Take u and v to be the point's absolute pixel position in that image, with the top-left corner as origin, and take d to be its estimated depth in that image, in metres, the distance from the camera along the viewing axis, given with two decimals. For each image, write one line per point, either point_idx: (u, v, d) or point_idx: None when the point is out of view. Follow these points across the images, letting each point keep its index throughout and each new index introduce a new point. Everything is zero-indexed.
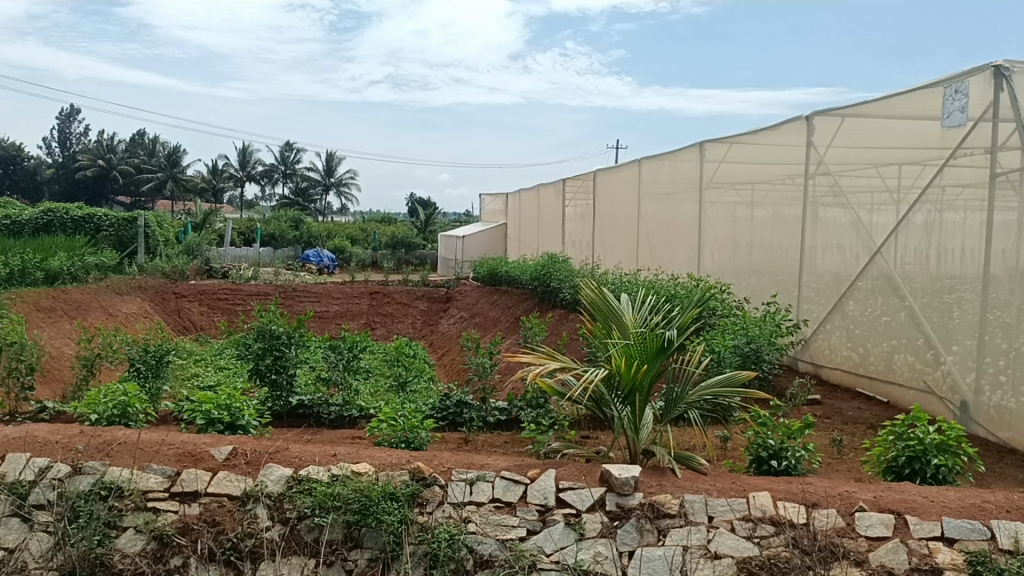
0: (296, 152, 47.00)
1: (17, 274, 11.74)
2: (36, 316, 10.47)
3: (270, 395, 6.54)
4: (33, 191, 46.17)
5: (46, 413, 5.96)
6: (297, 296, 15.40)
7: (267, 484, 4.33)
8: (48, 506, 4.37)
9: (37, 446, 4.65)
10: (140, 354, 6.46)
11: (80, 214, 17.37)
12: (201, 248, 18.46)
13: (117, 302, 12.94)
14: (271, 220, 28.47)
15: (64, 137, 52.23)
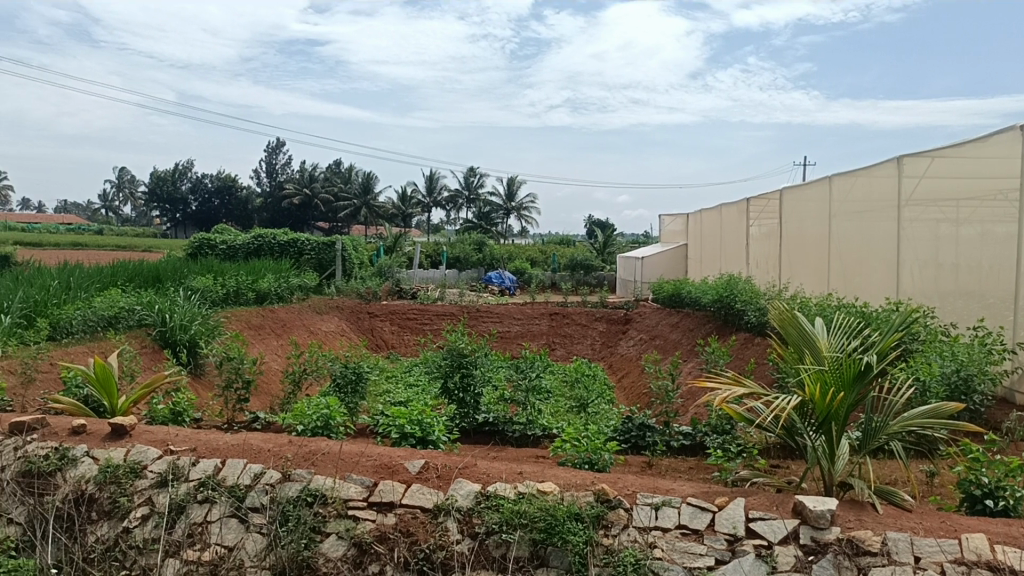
0: (479, 177, 48.56)
1: (232, 295, 12.86)
2: (247, 333, 11.41)
3: (458, 412, 6.75)
4: (245, 218, 50.37)
5: (258, 423, 6.45)
6: (481, 316, 15.88)
7: (457, 499, 4.49)
8: (262, 509, 4.70)
9: (253, 453, 5.08)
10: (341, 369, 6.88)
11: (286, 239, 18.83)
12: (392, 270, 19.45)
13: (317, 321, 13.87)
14: (457, 244, 29.59)
15: (272, 168, 56.74)
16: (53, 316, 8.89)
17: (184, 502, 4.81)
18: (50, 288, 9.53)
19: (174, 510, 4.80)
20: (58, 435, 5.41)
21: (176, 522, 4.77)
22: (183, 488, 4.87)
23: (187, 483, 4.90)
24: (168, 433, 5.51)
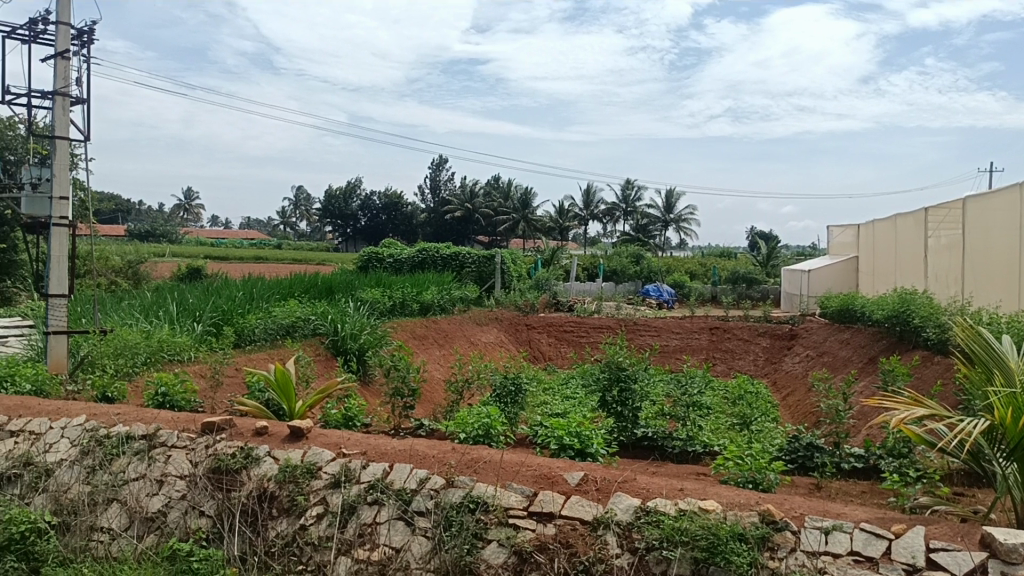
0: (636, 189, 48.17)
1: (398, 306, 13.40)
2: (412, 342, 11.86)
3: (617, 426, 6.71)
4: (410, 233, 52.30)
5: (423, 429, 6.67)
6: (639, 330, 15.75)
7: (617, 512, 4.49)
8: (427, 513, 4.86)
9: (419, 458, 5.29)
10: (501, 380, 7.02)
11: (448, 253, 19.46)
12: (550, 283, 19.63)
13: (477, 332, 14.21)
14: (615, 256, 29.52)
15: (435, 183, 58.73)
16: (238, 324, 9.56)
17: (355, 503, 5.03)
18: (236, 299, 10.26)
19: (346, 510, 5.02)
20: (244, 435, 5.82)
21: (348, 521, 4.99)
22: (354, 489, 5.11)
23: (359, 485, 5.14)
24: (340, 436, 5.81)
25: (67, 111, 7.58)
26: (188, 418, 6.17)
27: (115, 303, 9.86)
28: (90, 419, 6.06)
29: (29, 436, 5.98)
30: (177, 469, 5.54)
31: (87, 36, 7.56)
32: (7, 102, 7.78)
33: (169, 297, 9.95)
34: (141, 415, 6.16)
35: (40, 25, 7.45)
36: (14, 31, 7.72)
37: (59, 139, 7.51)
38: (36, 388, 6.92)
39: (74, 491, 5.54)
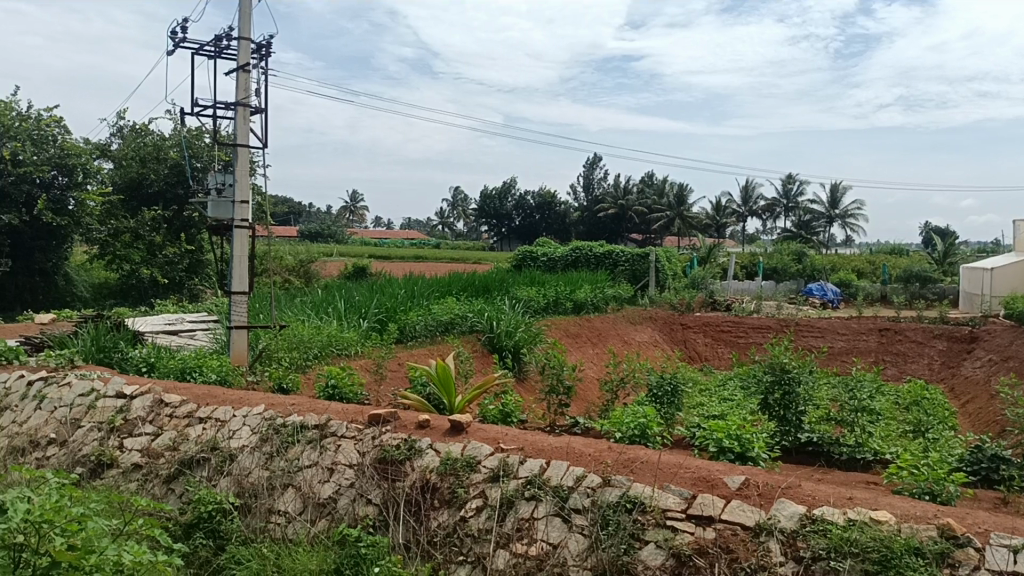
0: (798, 184, 46.36)
1: (552, 304, 13.52)
2: (566, 340, 11.95)
3: (779, 430, 6.48)
4: (563, 231, 52.56)
5: (578, 427, 6.70)
6: (801, 331, 15.14)
7: (780, 519, 4.34)
8: (584, 511, 4.87)
9: (575, 456, 5.33)
10: (658, 379, 6.95)
11: (602, 251, 19.48)
12: (706, 282, 19.21)
13: (631, 331, 14.12)
14: (774, 254, 28.51)
15: (589, 182, 58.77)
16: (400, 320, 9.94)
17: (513, 498, 5.11)
18: (398, 296, 10.67)
19: (505, 504, 5.11)
20: (407, 428, 6.05)
21: (506, 515, 5.07)
22: (512, 484, 5.20)
23: (516, 480, 5.22)
24: (498, 432, 5.93)
25: (248, 120, 8.12)
26: (356, 410, 6.47)
27: (289, 300, 10.50)
28: (268, 409, 6.47)
29: (214, 423, 6.44)
30: (346, 458, 5.82)
31: (266, 49, 8.07)
32: (196, 114, 8.40)
33: (337, 294, 10.49)
34: (313, 406, 6.52)
35: (225, 41, 8.02)
36: (201, 46, 8.30)
37: (241, 147, 8.07)
38: (220, 378, 7.48)
39: (254, 475, 5.90)
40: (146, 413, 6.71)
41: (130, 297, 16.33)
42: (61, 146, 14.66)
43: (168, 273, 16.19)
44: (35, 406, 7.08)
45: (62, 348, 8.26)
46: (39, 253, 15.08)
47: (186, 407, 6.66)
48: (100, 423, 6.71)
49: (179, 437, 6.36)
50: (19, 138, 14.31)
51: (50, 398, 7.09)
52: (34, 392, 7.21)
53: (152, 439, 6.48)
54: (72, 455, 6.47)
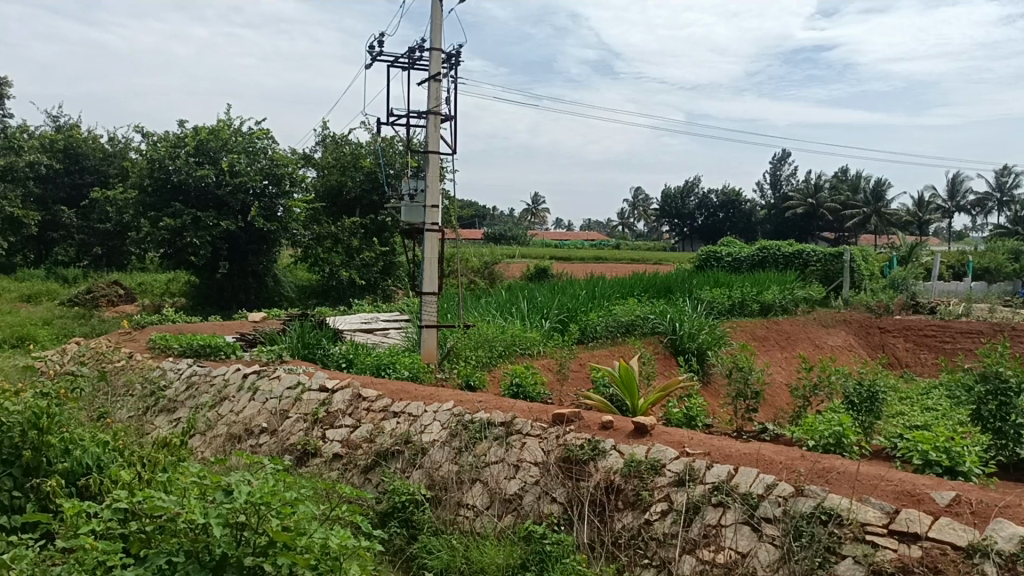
0: (1014, 175, 42.48)
1: (738, 305, 13.13)
2: (753, 343, 11.58)
3: (994, 443, 5.97)
4: (749, 231, 50.87)
5: (767, 434, 6.47)
6: (1018, 336, 13.84)
7: (997, 541, 4.03)
8: (776, 520, 4.69)
9: (766, 464, 5.16)
10: (855, 386, 6.58)
11: (791, 251, 18.73)
12: (907, 282, 17.98)
13: (823, 334, 13.48)
14: (987, 253, 26.27)
15: (776, 179, 56.57)
16: (582, 321, 10.00)
17: (699, 503, 5.00)
18: (580, 297, 10.75)
19: (691, 510, 5.01)
20: (591, 429, 6.08)
21: (693, 521, 4.97)
22: (699, 489, 5.09)
23: (703, 485, 5.11)
24: (684, 435, 5.84)
25: (438, 128, 8.46)
26: (541, 409, 6.58)
27: (475, 300, 10.81)
28: (457, 405, 6.70)
29: (407, 417, 6.75)
30: (532, 456, 5.92)
31: (456, 58, 8.37)
32: (391, 124, 8.84)
33: (521, 295, 10.70)
34: (500, 404, 6.69)
35: (417, 52, 8.39)
36: (396, 59, 8.73)
37: (432, 153, 8.42)
38: (412, 374, 7.84)
39: (445, 468, 6.13)
40: (346, 406, 7.13)
41: (330, 297, 17.38)
42: (271, 157, 15.90)
43: (364, 275, 16.99)
44: (249, 397, 7.71)
45: (272, 344, 8.94)
46: (252, 256, 16.41)
47: (381, 402, 7.03)
48: (305, 414, 7.20)
49: (376, 430, 6.71)
50: (235, 151, 15.68)
51: (262, 390, 7.69)
52: (248, 384, 7.85)
53: (352, 431, 6.88)
54: (281, 444, 6.99)
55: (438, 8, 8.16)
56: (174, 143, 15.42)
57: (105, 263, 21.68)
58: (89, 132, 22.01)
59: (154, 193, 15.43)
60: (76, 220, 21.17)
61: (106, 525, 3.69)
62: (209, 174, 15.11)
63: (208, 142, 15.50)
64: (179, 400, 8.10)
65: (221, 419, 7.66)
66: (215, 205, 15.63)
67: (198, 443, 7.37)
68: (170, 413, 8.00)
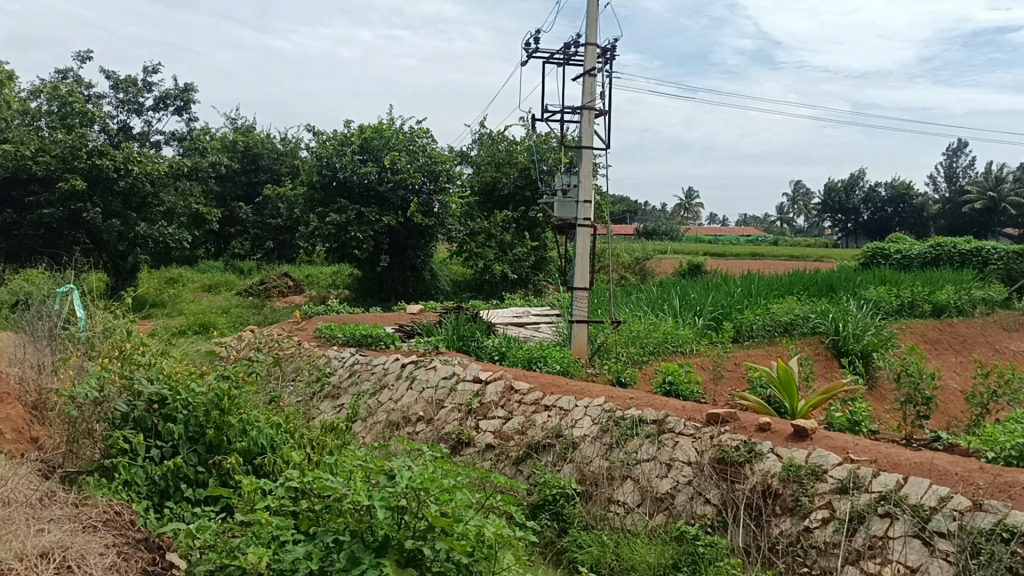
0: None
1: (907, 306, 12.39)
2: (923, 346, 10.89)
3: None
4: (920, 227, 47.86)
5: (940, 442, 6.05)
6: None
7: None
8: (950, 535, 4.42)
9: (940, 474, 4.85)
10: None
11: (968, 248, 17.49)
12: None
13: (1005, 338, 12.48)
14: None
15: (952, 172, 52.91)
16: (737, 319, 9.72)
17: (865, 512, 4.77)
18: (735, 295, 10.46)
19: (854, 519, 4.78)
20: (747, 430, 5.88)
21: (856, 530, 4.74)
22: (864, 498, 4.84)
23: (869, 494, 4.85)
24: (848, 441, 5.55)
25: (592, 122, 8.46)
26: (695, 408, 6.43)
27: (627, 296, 10.74)
28: (608, 401, 6.64)
29: (559, 411, 6.77)
30: (684, 455, 5.82)
31: (611, 52, 8.33)
32: (545, 120, 8.90)
33: (673, 292, 10.52)
34: (652, 402, 6.58)
35: (573, 48, 8.41)
36: (551, 55, 8.78)
37: (585, 148, 8.41)
38: (563, 368, 7.89)
39: (595, 464, 6.12)
40: (499, 398, 7.25)
41: (484, 291, 17.62)
42: (429, 154, 16.35)
43: (517, 270, 17.15)
44: (407, 386, 8.00)
45: (430, 335, 9.24)
46: (410, 250, 17.00)
47: (533, 395, 7.10)
48: (460, 404, 7.40)
49: (527, 422, 6.78)
50: (397, 148, 16.26)
51: (419, 379, 7.96)
52: (407, 373, 8.15)
53: (504, 422, 6.99)
54: (436, 432, 7.20)
55: (594, 3, 8.15)
56: (341, 142, 16.20)
57: (276, 256, 23.07)
58: (264, 132, 23.48)
59: (321, 190, 16.26)
60: (251, 216, 22.66)
61: (280, 503, 3.94)
62: (372, 172, 15.74)
63: (372, 140, 16.16)
64: (342, 387, 8.51)
65: (381, 406, 7.98)
66: (377, 201, 16.28)
67: (359, 428, 7.71)
68: (335, 399, 8.42)
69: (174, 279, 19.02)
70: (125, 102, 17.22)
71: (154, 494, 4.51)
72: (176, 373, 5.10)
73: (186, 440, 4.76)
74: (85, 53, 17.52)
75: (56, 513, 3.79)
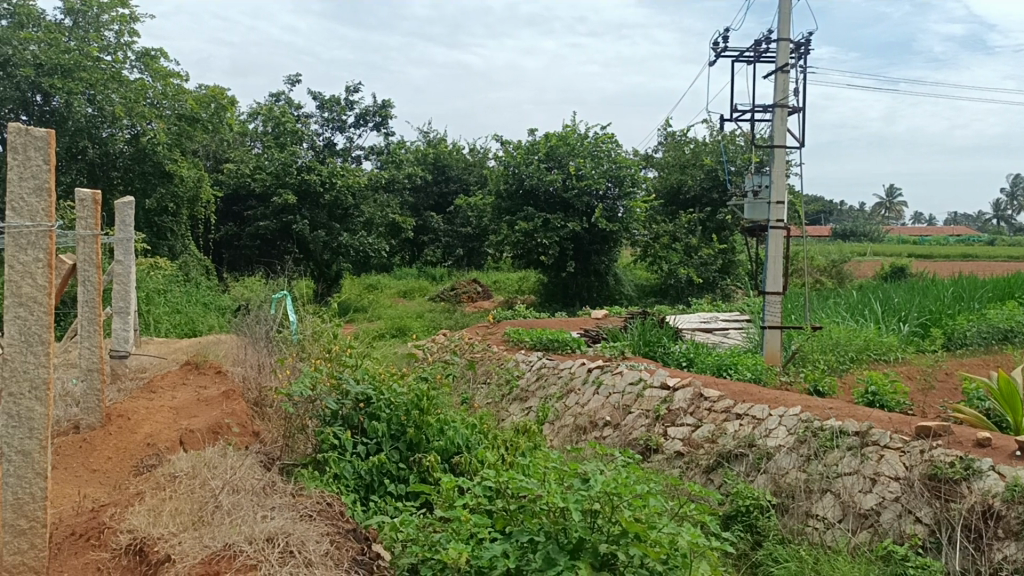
0: None
1: None
2: None
3: None
4: None
5: None
6: None
7: None
8: None
9: None
10: None
11: None
12: None
13: None
14: None
15: None
16: (947, 326, 9.00)
17: None
18: (945, 299, 9.71)
19: None
20: (963, 445, 5.42)
21: None
22: None
23: None
24: None
25: (785, 120, 8.13)
26: (902, 419, 6.01)
27: (823, 301, 10.25)
28: (805, 410, 6.31)
29: (752, 420, 6.52)
30: (890, 470, 5.46)
31: (805, 47, 7.98)
32: (735, 120, 8.67)
33: (874, 296, 9.91)
34: (854, 412, 6.19)
35: (764, 44, 8.13)
36: (741, 53, 8.54)
37: (778, 148, 8.12)
38: (755, 376, 7.63)
39: (792, 476, 5.86)
40: (688, 405, 7.10)
41: (669, 295, 17.35)
42: (614, 159, 16.28)
43: (703, 274, 16.73)
44: (594, 391, 8.02)
45: (616, 340, 9.23)
46: (595, 256, 16.99)
47: (724, 402, 6.88)
48: (647, 411, 7.32)
49: (719, 430, 6.60)
50: (581, 155, 16.36)
51: (606, 384, 7.95)
52: (593, 378, 8.17)
53: (694, 430, 6.84)
54: (624, 438, 7.19)
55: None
56: (527, 150, 16.56)
57: (466, 263, 23.87)
58: (455, 145, 24.42)
59: (509, 198, 16.76)
60: (442, 225, 23.61)
61: (477, 501, 4.09)
62: (558, 179, 15.93)
63: (557, 147, 16.39)
64: (530, 390, 8.69)
65: (568, 410, 8.06)
66: (563, 207, 16.46)
67: (547, 431, 7.83)
68: (523, 402, 8.61)
69: (373, 286, 20.11)
70: (330, 121, 18.43)
71: (361, 488, 4.78)
72: (380, 374, 5.38)
73: (388, 438, 5.02)
74: (295, 76, 18.91)
75: (278, 501, 4.11)
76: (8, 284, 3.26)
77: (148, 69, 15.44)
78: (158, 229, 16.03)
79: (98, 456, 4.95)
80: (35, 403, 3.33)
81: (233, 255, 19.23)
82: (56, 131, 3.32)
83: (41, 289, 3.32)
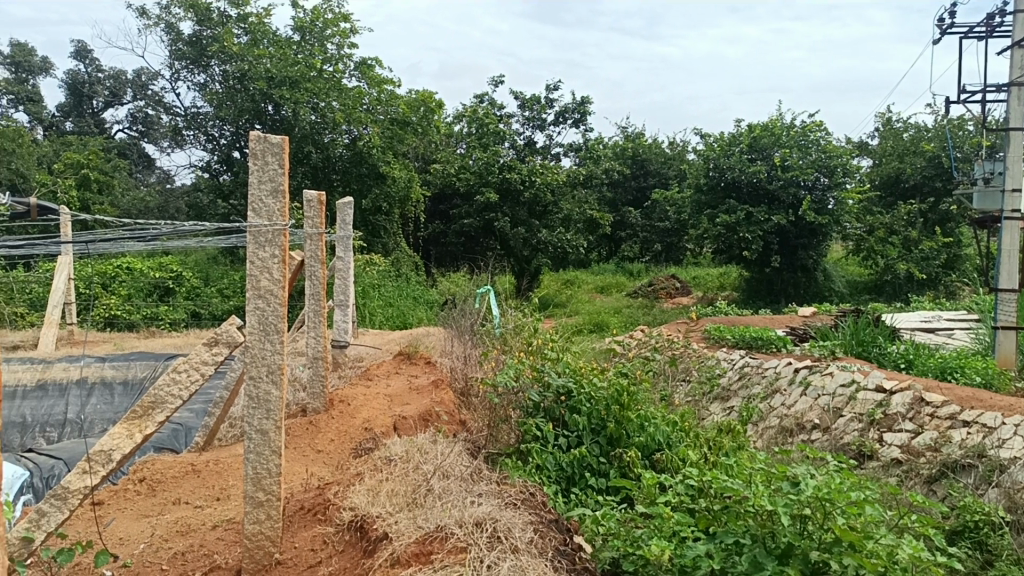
0: None
1: None
2: None
3: None
4: None
5: None
6: None
7: None
8: None
9: None
10: None
11: None
12: None
13: None
14: None
15: None
16: None
17: None
18: None
19: None
20: None
21: None
22: None
23: None
24: None
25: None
26: None
27: None
28: None
29: (981, 429, 6.01)
30: None
31: None
32: (964, 102, 7.98)
33: None
34: None
35: (997, 18, 7.42)
36: (971, 29, 7.84)
37: (1014, 131, 7.38)
38: (985, 381, 7.02)
39: None
40: (906, 409, 6.62)
41: (885, 293, 16.29)
42: (824, 149, 15.41)
43: (925, 269, 15.49)
44: (802, 392, 7.67)
45: (825, 339, 8.79)
46: (802, 251, 16.07)
47: (949, 409, 6.37)
48: (860, 414, 6.92)
49: (942, 438, 6.12)
50: (787, 146, 15.66)
51: (815, 385, 7.57)
52: (800, 379, 7.81)
53: (913, 437, 6.38)
54: (834, 442, 6.86)
55: None
56: (729, 143, 16.10)
57: (664, 258, 23.58)
58: (653, 138, 24.21)
59: (709, 191, 16.48)
60: (640, 220, 23.46)
61: (679, 499, 4.04)
62: (761, 170, 15.35)
63: (761, 138, 15.80)
64: (732, 389, 8.51)
65: (772, 411, 7.78)
66: (767, 199, 15.87)
67: (751, 432, 7.62)
68: (724, 401, 8.45)
69: (571, 281, 20.35)
70: (531, 119, 18.79)
71: (562, 479, 4.85)
72: (582, 369, 5.44)
73: (589, 432, 5.08)
74: (498, 77, 19.42)
75: (484, 488, 4.26)
76: (249, 278, 3.60)
77: (365, 77, 16.41)
78: (373, 228, 17.12)
79: (323, 438, 5.38)
80: (271, 386, 3.64)
81: (439, 252, 20.12)
82: (289, 138, 3.61)
83: (276, 283, 3.64)
